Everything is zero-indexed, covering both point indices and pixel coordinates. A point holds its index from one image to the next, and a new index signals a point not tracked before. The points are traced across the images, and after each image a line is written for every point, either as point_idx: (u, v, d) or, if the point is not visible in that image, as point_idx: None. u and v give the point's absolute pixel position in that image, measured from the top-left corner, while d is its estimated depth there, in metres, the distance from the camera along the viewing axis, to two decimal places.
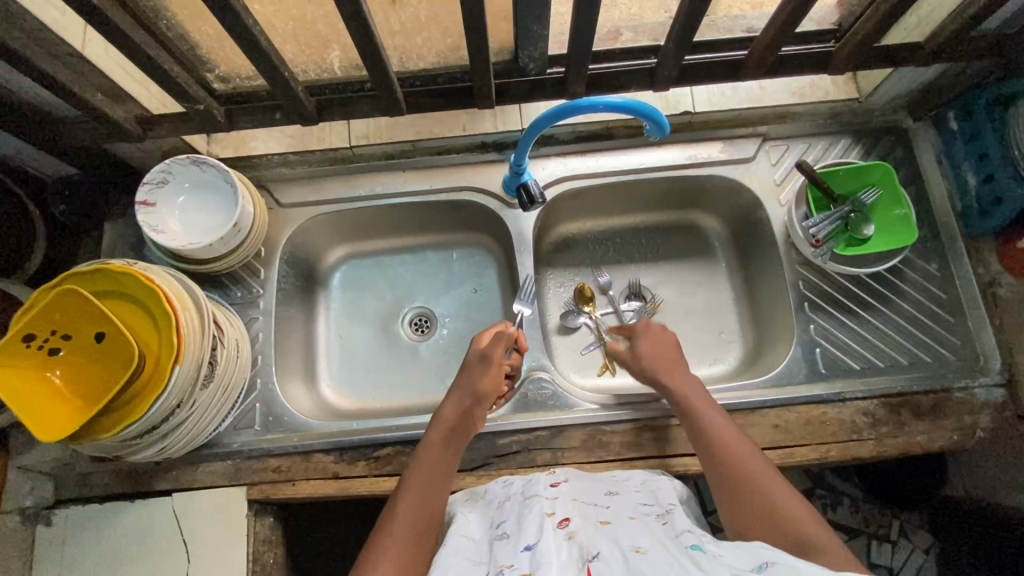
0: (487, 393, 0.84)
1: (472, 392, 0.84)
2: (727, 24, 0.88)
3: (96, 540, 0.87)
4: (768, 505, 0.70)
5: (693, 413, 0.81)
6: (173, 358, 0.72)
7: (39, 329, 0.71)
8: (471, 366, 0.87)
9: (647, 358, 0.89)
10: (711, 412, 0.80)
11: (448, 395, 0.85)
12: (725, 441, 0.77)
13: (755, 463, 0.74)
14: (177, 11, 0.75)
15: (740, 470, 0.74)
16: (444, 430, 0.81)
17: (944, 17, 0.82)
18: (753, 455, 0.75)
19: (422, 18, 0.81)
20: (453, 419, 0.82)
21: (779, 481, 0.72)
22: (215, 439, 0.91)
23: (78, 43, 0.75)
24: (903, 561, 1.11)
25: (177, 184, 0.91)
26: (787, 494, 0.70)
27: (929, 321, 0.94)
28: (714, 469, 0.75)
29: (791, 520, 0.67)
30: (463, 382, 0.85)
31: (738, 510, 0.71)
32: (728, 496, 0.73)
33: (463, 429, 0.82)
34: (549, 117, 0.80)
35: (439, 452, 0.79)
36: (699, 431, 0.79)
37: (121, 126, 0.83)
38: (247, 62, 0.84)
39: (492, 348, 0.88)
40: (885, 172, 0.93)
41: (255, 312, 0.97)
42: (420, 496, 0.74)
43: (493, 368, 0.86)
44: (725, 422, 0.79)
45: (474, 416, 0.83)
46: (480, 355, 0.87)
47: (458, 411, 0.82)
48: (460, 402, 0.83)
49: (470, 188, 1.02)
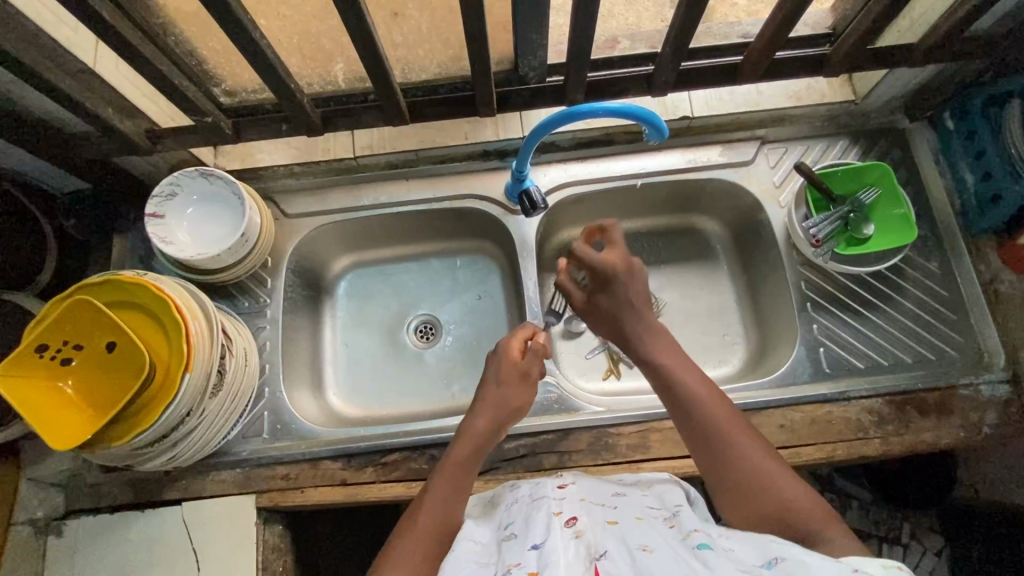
0: (522, 406, 0.82)
1: (508, 408, 0.80)
2: (723, 31, 0.90)
3: (106, 550, 0.88)
4: (757, 481, 0.66)
5: (661, 364, 0.76)
6: (182, 366, 0.73)
7: (52, 340, 0.72)
8: (507, 380, 0.82)
9: (626, 314, 0.81)
10: (682, 363, 0.76)
11: (477, 406, 0.80)
12: (699, 397, 0.73)
13: (732, 424, 0.71)
14: (186, 27, 0.77)
15: (727, 441, 0.69)
16: (474, 445, 0.77)
17: (936, 18, 0.83)
18: (729, 415, 0.72)
19: (424, 29, 0.83)
20: (486, 435, 0.78)
21: (760, 445, 0.69)
22: (223, 447, 0.92)
23: (89, 59, 0.77)
24: (915, 562, 1.09)
25: (186, 197, 0.92)
26: (779, 469, 0.67)
27: (932, 319, 0.94)
28: (704, 445, 0.71)
29: (789, 502, 0.65)
30: (496, 396, 0.81)
31: (717, 477, 0.69)
32: (717, 473, 0.69)
33: (490, 444, 0.79)
34: (548, 124, 0.81)
35: (462, 468, 0.74)
36: (668, 386, 0.75)
37: (131, 140, 0.85)
38: (253, 75, 0.86)
39: (528, 364, 0.84)
40: (882, 171, 0.94)
41: (262, 321, 0.98)
42: (442, 510, 0.71)
43: (530, 385, 0.84)
44: (698, 375, 0.75)
45: (503, 429, 0.81)
46: (520, 371, 0.83)
47: (494, 426, 0.79)
48: (495, 417, 0.79)
49: (473, 195, 1.04)
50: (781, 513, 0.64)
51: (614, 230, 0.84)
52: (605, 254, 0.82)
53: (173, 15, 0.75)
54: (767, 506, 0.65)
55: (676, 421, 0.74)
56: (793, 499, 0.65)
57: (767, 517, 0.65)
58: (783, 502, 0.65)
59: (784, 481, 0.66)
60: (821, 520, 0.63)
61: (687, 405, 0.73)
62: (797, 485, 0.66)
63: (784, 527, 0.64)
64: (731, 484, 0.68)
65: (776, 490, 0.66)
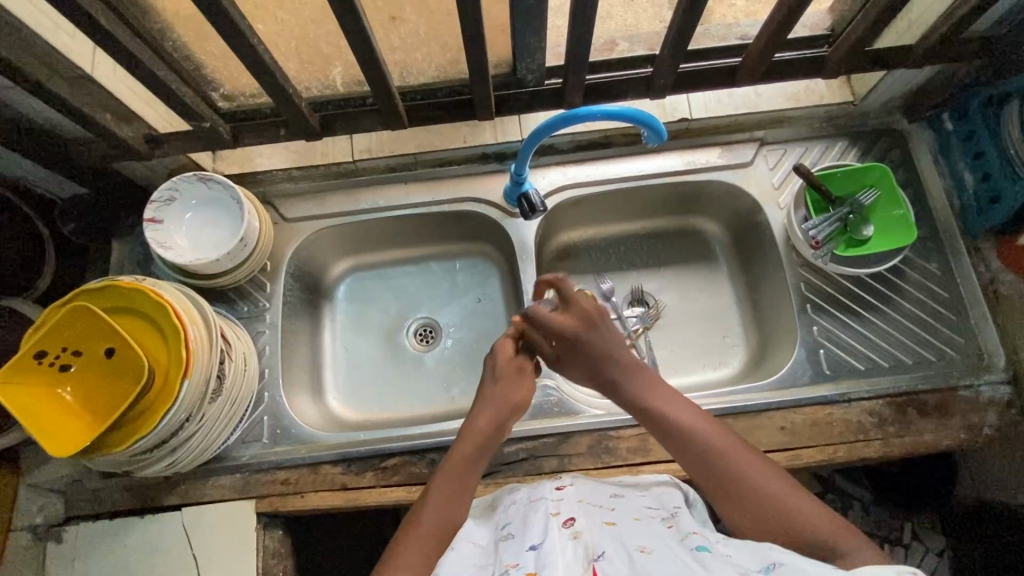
0: (523, 401, 0.79)
1: (510, 404, 0.77)
2: (721, 32, 0.90)
3: (107, 556, 0.88)
4: (767, 502, 0.66)
5: (649, 406, 0.75)
6: (181, 373, 0.73)
7: (50, 346, 0.72)
8: (506, 377, 0.79)
9: (601, 367, 0.78)
10: (668, 397, 0.75)
11: (476, 406, 0.78)
12: (691, 427, 0.72)
13: (732, 450, 0.70)
14: (183, 32, 0.77)
15: (731, 467, 0.69)
16: (474, 444, 0.74)
17: (934, 19, 0.83)
18: (727, 440, 0.71)
19: (422, 34, 0.83)
20: (486, 433, 0.75)
21: (759, 462, 0.69)
22: (223, 453, 0.92)
23: (88, 64, 0.77)
24: (916, 562, 1.09)
25: (184, 201, 0.93)
26: (784, 486, 0.67)
27: (932, 321, 0.94)
28: (709, 475, 0.70)
29: (799, 517, 0.64)
30: (493, 393, 0.78)
31: (724, 500, 0.68)
32: (727, 500, 0.68)
33: (492, 442, 0.76)
34: (547, 127, 0.82)
35: (466, 472, 0.72)
36: (659, 422, 0.74)
37: (129, 145, 0.85)
38: (251, 80, 0.86)
39: (523, 360, 0.82)
40: (882, 172, 0.94)
41: (261, 325, 0.98)
42: (441, 512, 0.68)
43: (528, 378, 0.80)
44: (688, 406, 0.75)
45: (506, 428, 0.77)
46: (516, 366, 0.80)
47: (495, 423, 0.76)
48: (495, 412, 0.76)
49: (473, 199, 1.03)
50: (790, 528, 0.65)
51: (565, 286, 0.81)
52: (565, 315, 0.81)
53: (171, 20, 0.75)
54: (777, 523, 0.65)
55: (676, 457, 0.73)
56: (798, 511, 0.65)
57: (776, 534, 0.65)
58: (796, 519, 0.65)
59: (791, 498, 0.66)
60: (836, 530, 0.63)
61: (681, 438, 0.72)
62: (799, 495, 0.66)
63: (797, 542, 0.64)
64: (739, 505, 0.68)
65: (783, 509, 0.65)
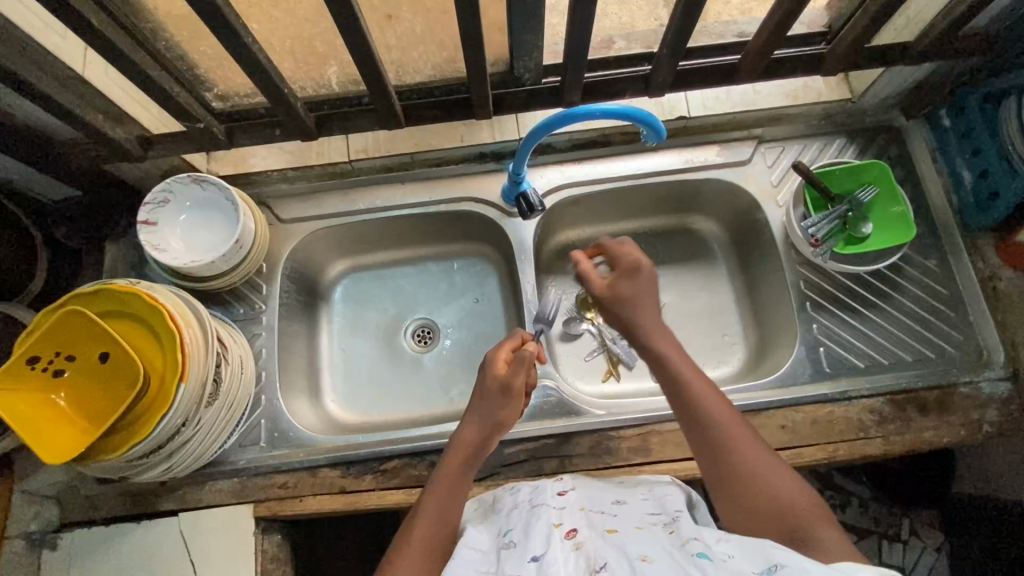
0: (508, 419, 0.78)
1: (494, 421, 0.77)
2: (717, 30, 0.90)
3: (104, 562, 0.87)
4: (755, 482, 0.66)
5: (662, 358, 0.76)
6: (178, 376, 0.72)
7: (43, 351, 0.71)
8: (491, 394, 0.77)
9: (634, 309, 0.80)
10: (684, 359, 0.76)
11: (464, 417, 0.78)
12: (703, 397, 0.72)
13: (730, 422, 0.70)
14: (176, 31, 0.76)
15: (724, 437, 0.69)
16: (464, 457, 0.75)
17: (934, 14, 0.83)
18: (728, 411, 0.71)
19: (418, 32, 0.83)
20: (473, 446, 0.76)
21: (757, 443, 0.69)
22: (220, 457, 0.91)
23: (79, 65, 0.76)
24: (914, 560, 1.08)
25: (178, 204, 0.91)
26: (774, 469, 0.67)
27: (932, 317, 0.94)
28: (705, 439, 0.70)
29: (786, 503, 0.64)
30: (480, 408, 0.77)
31: (717, 472, 0.68)
32: (717, 471, 0.69)
33: (480, 456, 0.76)
34: (545, 127, 0.81)
35: (457, 479, 0.73)
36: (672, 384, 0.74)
37: (122, 146, 0.83)
38: (246, 79, 0.85)
39: (513, 376, 0.77)
40: (881, 168, 0.94)
41: (257, 328, 0.97)
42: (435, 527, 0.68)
43: (516, 399, 0.77)
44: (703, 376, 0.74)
45: (492, 443, 0.77)
46: (502, 385, 0.77)
47: (481, 437, 0.76)
48: (481, 430, 0.76)
49: (470, 198, 1.03)
50: (777, 512, 0.64)
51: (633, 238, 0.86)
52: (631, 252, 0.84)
53: (163, 19, 0.74)
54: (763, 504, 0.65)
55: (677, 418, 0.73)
56: (785, 496, 0.65)
57: (760, 516, 0.65)
58: (781, 503, 0.64)
59: (781, 483, 0.66)
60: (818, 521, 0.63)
61: (685, 396, 0.72)
62: (788, 481, 0.66)
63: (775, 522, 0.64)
64: (732, 484, 0.67)
65: (772, 492, 0.65)
